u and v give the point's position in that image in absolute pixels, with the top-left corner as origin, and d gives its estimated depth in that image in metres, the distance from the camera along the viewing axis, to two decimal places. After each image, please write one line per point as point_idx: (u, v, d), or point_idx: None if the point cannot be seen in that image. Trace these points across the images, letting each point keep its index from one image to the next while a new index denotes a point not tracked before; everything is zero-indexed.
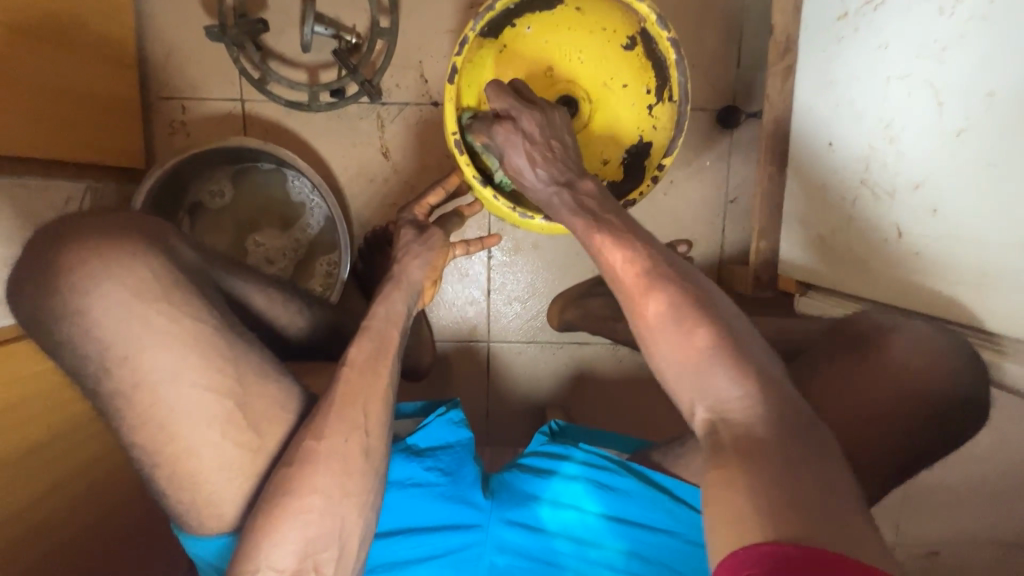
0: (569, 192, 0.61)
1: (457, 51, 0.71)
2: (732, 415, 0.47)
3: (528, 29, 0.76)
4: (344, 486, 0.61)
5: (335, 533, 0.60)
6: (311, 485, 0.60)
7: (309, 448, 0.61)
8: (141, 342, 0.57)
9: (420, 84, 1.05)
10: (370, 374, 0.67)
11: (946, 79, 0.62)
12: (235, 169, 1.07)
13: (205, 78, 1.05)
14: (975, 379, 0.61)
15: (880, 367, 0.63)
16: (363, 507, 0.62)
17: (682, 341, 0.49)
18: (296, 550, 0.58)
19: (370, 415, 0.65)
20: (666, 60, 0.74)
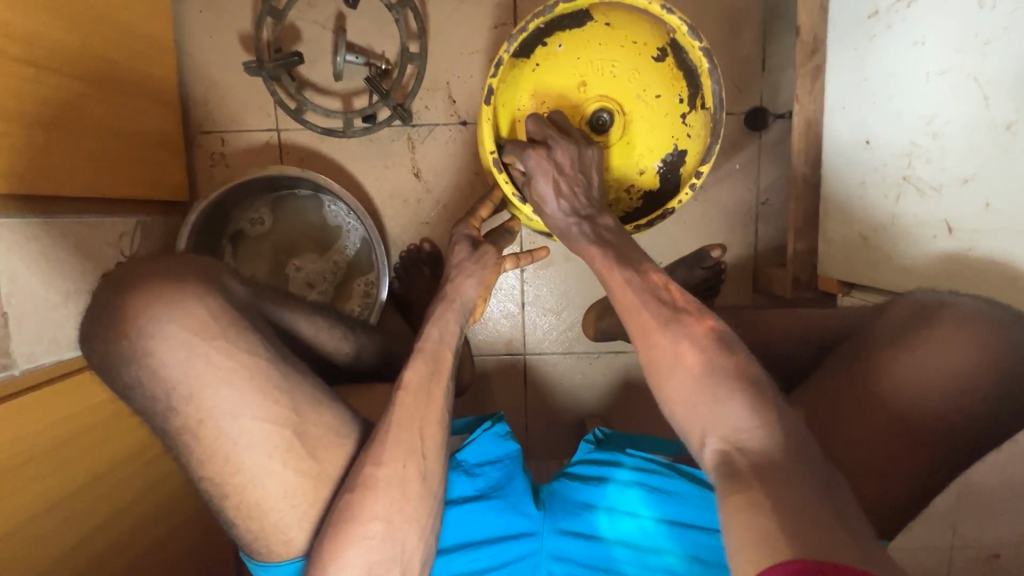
0: (588, 225, 0.68)
1: (493, 73, 0.74)
2: (749, 444, 0.48)
3: (560, 47, 0.77)
4: (401, 512, 0.62)
5: (396, 557, 0.62)
6: (370, 511, 0.61)
7: (368, 474, 0.63)
8: (206, 375, 0.60)
9: (448, 105, 1.08)
10: (426, 397, 0.68)
11: (992, 72, 0.61)
12: (273, 197, 1.10)
13: (243, 111, 1.09)
14: None
15: (939, 342, 0.62)
16: (419, 532, 0.64)
17: (681, 376, 0.53)
18: (360, 572, 0.60)
19: (427, 438, 0.66)
20: (698, 68, 0.76)
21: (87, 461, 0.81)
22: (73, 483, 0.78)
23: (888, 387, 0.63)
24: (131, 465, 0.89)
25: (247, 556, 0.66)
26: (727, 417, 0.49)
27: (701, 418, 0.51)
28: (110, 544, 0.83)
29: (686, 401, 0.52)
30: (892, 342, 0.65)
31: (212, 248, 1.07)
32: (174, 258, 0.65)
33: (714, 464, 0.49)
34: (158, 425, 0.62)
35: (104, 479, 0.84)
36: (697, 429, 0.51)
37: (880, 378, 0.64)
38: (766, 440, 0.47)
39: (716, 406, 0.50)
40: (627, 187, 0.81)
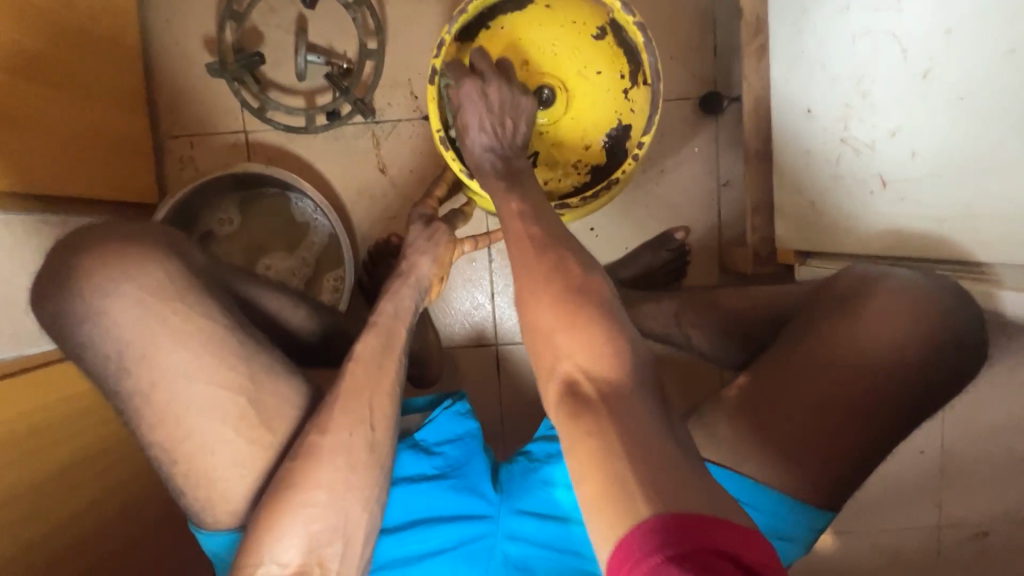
0: (501, 160, 0.71)
1: (436, 54, 0.76)
2: (595, 371, 0.51)
3: (502, 29, 0.80)
4: (345, 481, 0.62)
5: (339, 527, 0.62)
6: (315, 480, 0.61)
7: (312, 443, 0.63)
8: (151, 345, 0.60)
9: (411, 101, 1.11)
10: (377, 369, 0.69)
11: (907, 26, 0.63)
12: (242, 195, 1.12)
13: (210, 114, 1.11)
14: (970, 317, 0.61)
15: (880, 311, 0.62)
16: (365, 503, 0.63)
17: (549, 307, 0.55)
18: (299, 544, 0.60)
19: (376, 409, 0.67)
20: (635, 44, 0.77)
21: (56, 453, 0.81)
22: (39, 474, 0.78)
23: (833, 354, 0.63)
24: (98, 460, 0.89)
25: (197, 531, 0.66)
26: (579, 346, 0.52)
27: (559, 346, 0.53)
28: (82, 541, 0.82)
29: (546, 325, 0.55)
30: (833, 313, 0.65)
31: None
32: (116, 226, 0.66)
33: (559, 394, 0.52)
34: (109, 398, 0.62)
35: (73, 475, 0.84)
36: (551, 357, 0.54)
37: (822, 351, 0.63)
38: (611, 370, 0.51)
39: (574, 333, 0.53)
40: (574, 162, 0.83)
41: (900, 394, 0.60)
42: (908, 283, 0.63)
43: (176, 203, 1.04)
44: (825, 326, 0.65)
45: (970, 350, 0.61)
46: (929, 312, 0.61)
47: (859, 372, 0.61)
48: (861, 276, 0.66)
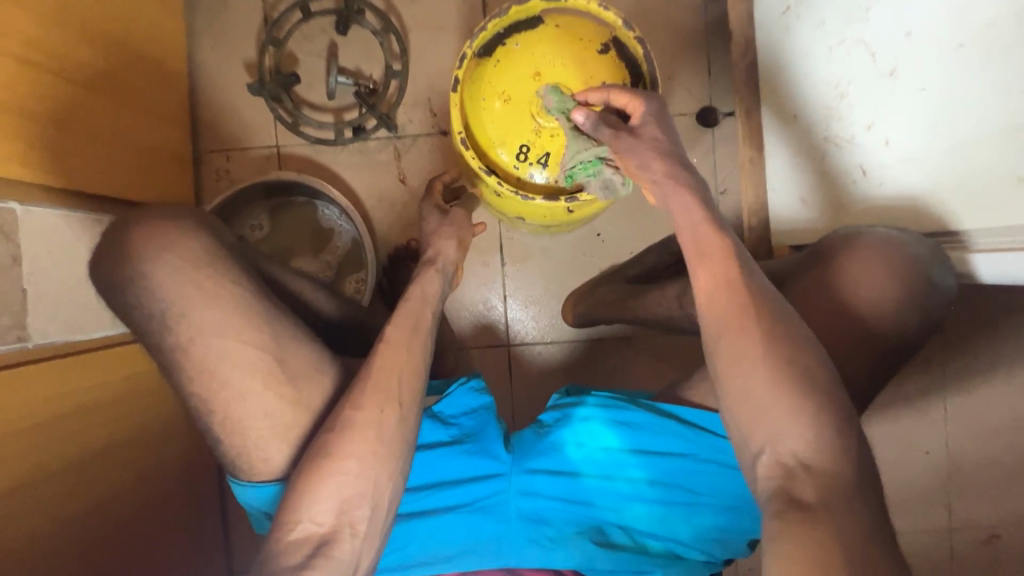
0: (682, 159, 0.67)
1: (459, 65, 0.90)
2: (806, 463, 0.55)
3: (517, 45, 0.89)
4: (375, 453, 0.66)
5: (368, 493, 0.66)
6: (346, 451, 0.66)
7: (347, 416, 0.67)
8: (204, 311, 0.67)
9: (430, 117, 1.21)
10: (405, 349, 0.73)
11: (874, 33, 0.71)
12: (272, 205, 1.20)
13: (246, 129, 1.22)
14: (940, 268, 0.66)
15: (859, 265, 0.67)
16: (390, 475, 0.67)
17: (758, 380, 0.58)
18: (332, 507, 0.64)
19: (404, 386, 0.70)
20: (636, 57, 0.89)
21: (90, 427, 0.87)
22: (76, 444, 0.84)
23: (827, 312, 0.66)
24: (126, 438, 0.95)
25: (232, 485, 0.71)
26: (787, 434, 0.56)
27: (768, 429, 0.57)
28: (102, 515, 0.87)
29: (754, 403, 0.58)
30: (814, 271, 0.70)
31: None
32: (174, 211, 0.74)
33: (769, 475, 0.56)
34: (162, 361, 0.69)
35: (103, 453, 0.89)
36: (761, 437, 0.57)
37: (804, 310, 0.66)
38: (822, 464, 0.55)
39: (778, 420, 0.56)
40: None
41: (875, 341, 0.65)
42: (881, 239, 0.68)
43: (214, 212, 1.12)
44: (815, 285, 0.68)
45: (938, 297, 0.66)
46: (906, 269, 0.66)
47: (838, 323, 0.65)
48: (839, 238, 0.72)
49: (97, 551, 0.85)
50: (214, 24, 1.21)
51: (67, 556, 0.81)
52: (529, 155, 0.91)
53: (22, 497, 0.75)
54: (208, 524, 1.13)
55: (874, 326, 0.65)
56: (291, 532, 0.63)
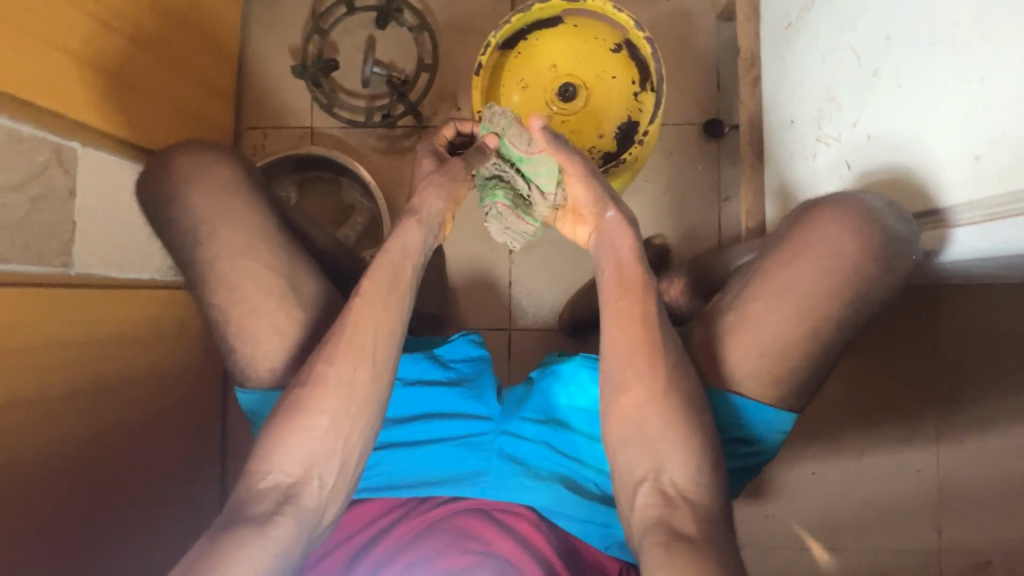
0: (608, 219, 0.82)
1: (483, 52, 0.93)
2: (671, 477, 0.68)
3: (537, 40, 0.99)
4: (346, 411, 0.69)
5: (338, 448, 0.69)
6: (317, 407, 0.69)
7: (320, 372, 0.70)
8: (235, 242, 0.76)
9: (454, 111, 1.30)
10: (383, 307, 0.74)
11: (860, 39, 0.78)
12: (301, 177, 1.30)
13: (285, 110, 1.32)
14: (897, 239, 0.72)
15: (817, 237, 0.73)
16: (362, 429, 0.70)
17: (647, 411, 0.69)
18: (302, 459, 0.68)
19: (378, 346, 0.72)
20: (646, 55, 0.94)
21: (109, 356, 0.94)
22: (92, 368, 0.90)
23: (755, 309, 0.74)
24: (139, 372, 1.01)
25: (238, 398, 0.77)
26: (668, 456, 0.68)
27: (656, 454, 0.68)
28: (110, 438, 0.93)
29: (638, 427, 0.69)
30: (775, 247, 0.76)
31: None
32: (218, 156, 0.82)
33: (647, 493, 0.68)
34: (192, 284, 0.77)
35: (121, 382, 0.96)
36: (645, 464, 0.69)
37: (750, 291, 0.75)
38: (690, 479, 0.68)
39: (655, 444, 0.69)
40: (588, 149, 0.98)
41: (828, 305, 0.72)
42: (855, 207, 0.74)
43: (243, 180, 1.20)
44: (738, 299, 0.76)
45: (898, 266, 0.72)
46: (867, 220, 0.72)
47: (780, 299, 0.73)
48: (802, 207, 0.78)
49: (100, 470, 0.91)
50: (268, 14, 1.33)
51: (73, 469, 0.87)
52: None
53: (44, 404, 0.82)
54: (203, 472, 1.18)
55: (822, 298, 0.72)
56: (260, 480, 0.67)
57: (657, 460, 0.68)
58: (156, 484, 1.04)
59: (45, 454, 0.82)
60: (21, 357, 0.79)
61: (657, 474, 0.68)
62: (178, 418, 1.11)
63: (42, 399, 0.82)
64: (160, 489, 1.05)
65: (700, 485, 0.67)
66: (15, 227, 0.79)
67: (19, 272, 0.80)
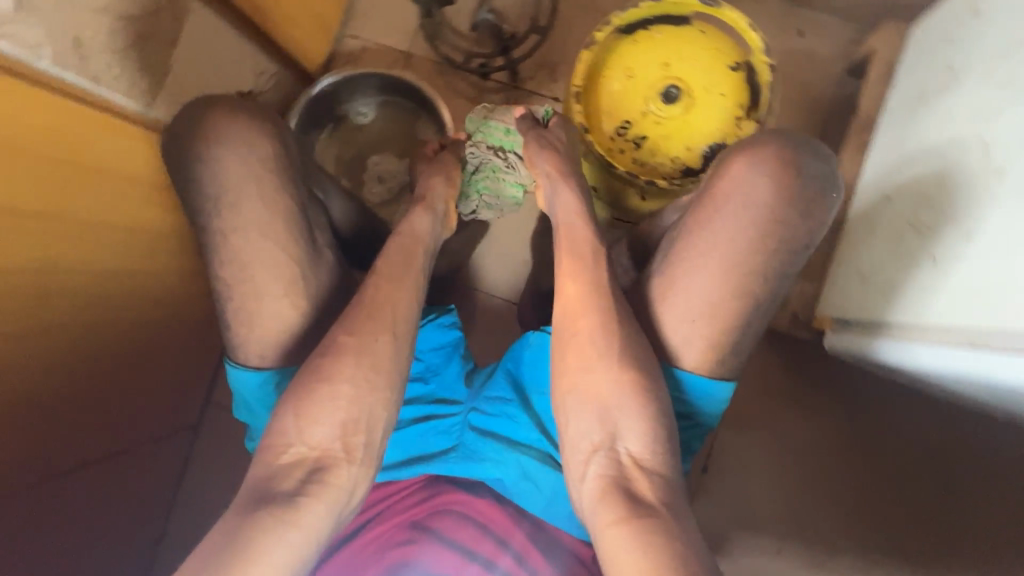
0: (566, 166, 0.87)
1: (602, 28, 0.92)
2: (633, 450, 0.69)
3: (658, 34, 0.95)
4: (369, 381, 0.73)
5: (364, 417, 0.72)
6: (341, 375, 0.72)
7: (342, 340, 0.74)
8: (252, 197, 0.76)
9: (550, 81, 1.28)
10: (399, 280, 0.82)
11: (998, 135, 0.74)
12: (380, 100, 1.30)
13: (389, 29, 1.32)
14: (791, 186, 0.76)
15: (718, 180, 0.79)
16: (385, 404, 0.74)
17: (588, 373, 0.72)
18: (327, 430, 0.70)
19: (398, 319, 0.78)
20: (761, 83, 0.92)
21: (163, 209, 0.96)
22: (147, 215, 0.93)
23: (684, 271, 0.79)
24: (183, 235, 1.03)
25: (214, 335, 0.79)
26: (625, 427, 0.70)
27: (614, 425, 0.70)
28: (146, 284, 0.96)
29: (580, 388, 0.72)
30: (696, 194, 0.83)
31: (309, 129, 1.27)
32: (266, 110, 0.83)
33: (602, 462, 0.69)
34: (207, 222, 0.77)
35: (167, 233, 0.99)
36: (597, 428, 0.70)
37: (673, 244, 0.82)
38: (648, 452, 0.69)
39: (611, 410, 0.70)
40: (671, 158, 0.94)
41: (730, 251, 0.77)
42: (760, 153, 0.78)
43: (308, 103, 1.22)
44: (666, 274, 0.81)
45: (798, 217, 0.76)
46: (786, 170, 0.76)
47: (695, 247, 0.79)
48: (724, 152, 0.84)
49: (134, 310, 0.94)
50: None
51: (114, 303, 0.89)
52: (626, 134, 0.95)
53: (103, 233, 0.84)
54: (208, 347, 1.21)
55: (720, 243, 0.77)
56: (285, 450, 0.69)
57: (618, 429, 0.70)
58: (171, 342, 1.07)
59: (96, 281, 0.84)
60: (97, 180, 0.81)
61: (615, 446, 0.69)
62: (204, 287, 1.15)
63: (105, 227, 0.84)
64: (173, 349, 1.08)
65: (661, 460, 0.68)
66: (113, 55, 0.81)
67: (109, 99, 0.83)
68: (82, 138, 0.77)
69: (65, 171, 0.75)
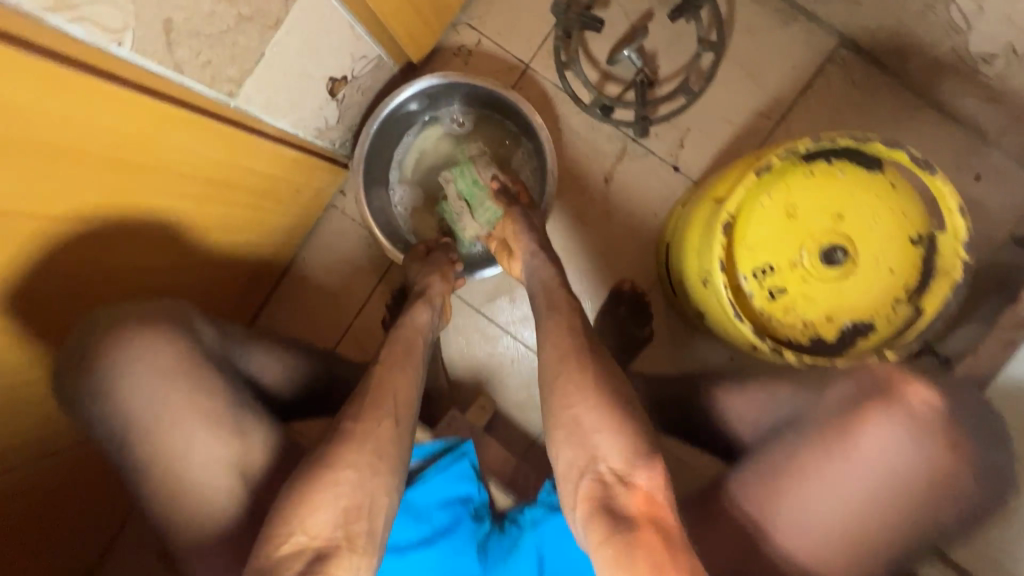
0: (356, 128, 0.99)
1: (781, 154, 0.76)
2: (634, 480, 0.59)
3: (841, 173, 0.78)
4: (374, 469, 0.66)
5: (366, 507, 0.65)
6: (345, 460, 0.66)
7: (345, 428, 0.68)
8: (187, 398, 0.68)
9: (675, 146, 1.13)
10: (399, 369, 0.77)
11: None
12: (481, 113, 1.16)
13: (513, 32, 1.16)
14: (961, 473, 0.65)
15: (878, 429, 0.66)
16: (388, 491, 0.67)
17: (589, 414, 0.62)
18: (328, 521, 0.62)
19: (398, 402, 0.73)
20: (940, 271, 0.78)
21: (201, 206, 0.83)
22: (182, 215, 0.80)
23: (785, 519, 0.68)
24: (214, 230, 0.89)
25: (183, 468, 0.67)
26: (607, 447, 0.60)
27: (601, 447, 0.61)
28: (171, 275, 0.86)
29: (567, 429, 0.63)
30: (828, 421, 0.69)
31: (394, 131, 1.13)
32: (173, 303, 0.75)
33: (587, 490, 0.60)
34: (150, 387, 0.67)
35: (211, 226, 0.88)
36: (585, 459, 0.61)
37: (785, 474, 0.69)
38: (653, 487, 0.59)
39: (614, 442, 0.61)
40: (805, 323, 0.80)
41: (860, 513, 0.66)
42: (932, 412, 0.65)
43: (396, 109, 1.09)
44: (767, 500, 0.69)
45: (953, 506, 0.66)
46: (949, 441, 0.65)
47: (813, 494, 0.67)
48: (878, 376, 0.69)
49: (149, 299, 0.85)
50: None
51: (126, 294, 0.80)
52: (765, 281, 0.80)
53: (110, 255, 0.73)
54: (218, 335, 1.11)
55: (845, 496, 0.66)
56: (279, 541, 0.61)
57: (610, 458, 0.60)
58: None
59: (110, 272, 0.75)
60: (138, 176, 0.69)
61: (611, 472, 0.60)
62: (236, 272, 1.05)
63: (134, 221, 0.74)
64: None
65: (660, 504, 0.58)
66: (207, 42, 0.67)
67: (186, 89, 0.70)
68: (137, 132, 0.65)
69: (103, 168, 0.64)
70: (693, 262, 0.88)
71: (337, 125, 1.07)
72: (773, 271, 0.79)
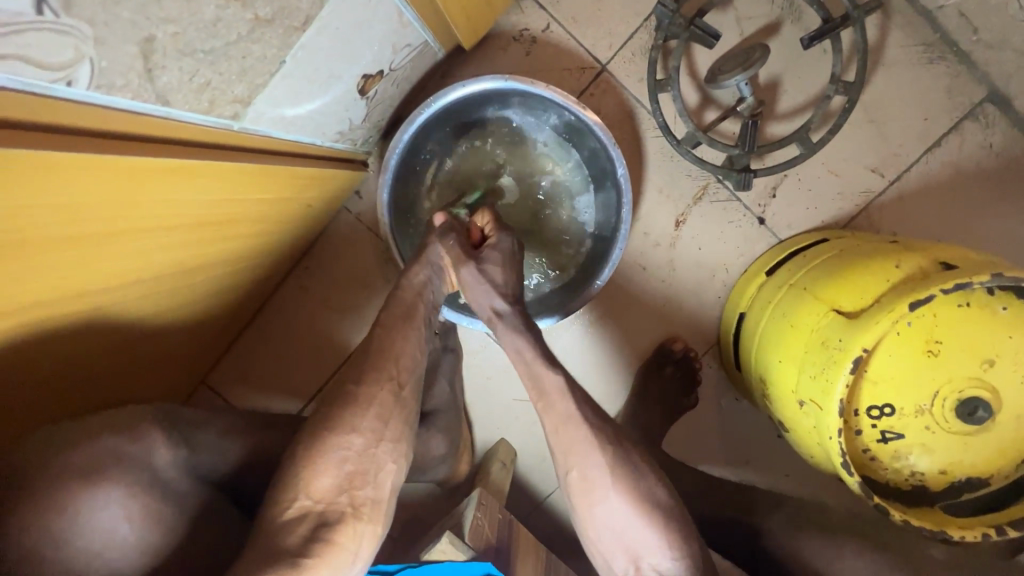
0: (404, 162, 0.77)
1: (948, 289, 0.60)
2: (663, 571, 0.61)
3: (1003, 309, 0.63)
4: (385, 429, 0.63)
5: (373, 470, 0.61)
6: (354, 424, 0.61)
7: (348, 392, 0.63)
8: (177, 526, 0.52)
9: (765, 195, 0.95)
10: (408, 328, 0.71)
11: None
12: (534, 121, 0.93)
13: (593, 21, 0.92)
14: None
15: None
16: (397, 456, 0.63)
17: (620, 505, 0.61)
18: (334, 482, 0.58)
19: (402, 368, 0.68)
20: None
21: (186, 251, 0.62)
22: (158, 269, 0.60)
23: None
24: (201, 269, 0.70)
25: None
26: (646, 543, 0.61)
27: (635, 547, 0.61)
28: (144, 325, 0.67)
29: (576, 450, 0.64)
30: None
31: (430, 137, 0.91)
32: (117, 418, 0.57)
33: None
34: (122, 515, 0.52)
35: (199, 266, 0.68)
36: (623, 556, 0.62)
37: None
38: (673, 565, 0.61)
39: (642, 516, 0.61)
40: (913, 471, 0.68)
41: None
42: None
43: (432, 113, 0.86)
44: None
45: None
46: None
47: None
48: None
49: (114, 360, 0.67)
50: None
51: (83, 365, 0.61)
52: (881, 421, 0.67)
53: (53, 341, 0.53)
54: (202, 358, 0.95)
55: None
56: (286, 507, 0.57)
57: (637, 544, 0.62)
58: (161, 368, 0.80)
59: (58, 352, 0.56)
60: (96, 251, 0.49)
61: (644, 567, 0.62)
62: (224, 300, 0.85)
63: (91, 293, 0.53)
64: (162, 373, 0.82)
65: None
66: (208, 60, 0.45)
67: (169, 124, 0.48)
68: (94, 203, 0.44)
69: (41, 254, 0.43)
70: (791, 378, 0.74)
71: (362, 123, 0.84)
72: (893, 413, 0.66)
